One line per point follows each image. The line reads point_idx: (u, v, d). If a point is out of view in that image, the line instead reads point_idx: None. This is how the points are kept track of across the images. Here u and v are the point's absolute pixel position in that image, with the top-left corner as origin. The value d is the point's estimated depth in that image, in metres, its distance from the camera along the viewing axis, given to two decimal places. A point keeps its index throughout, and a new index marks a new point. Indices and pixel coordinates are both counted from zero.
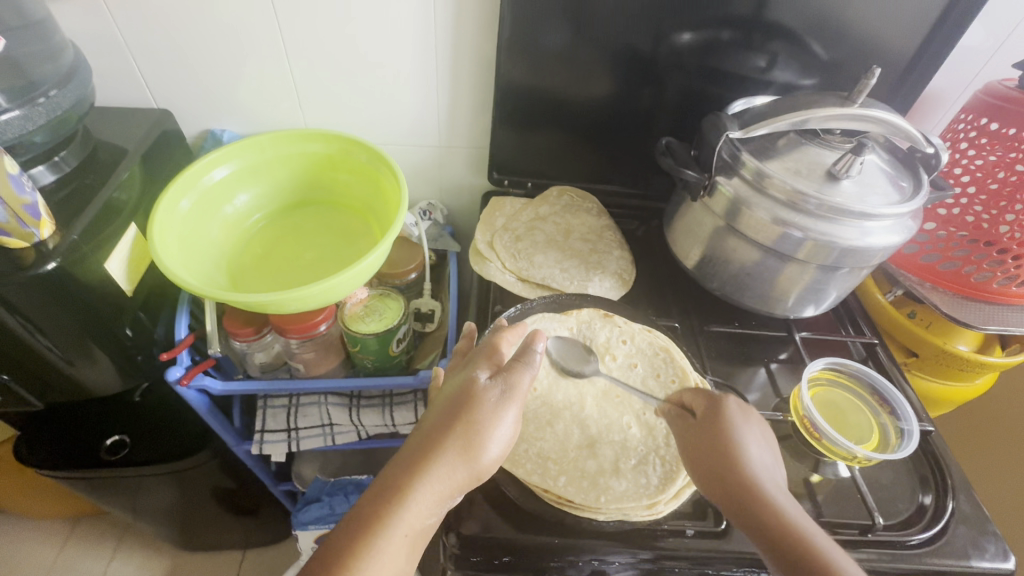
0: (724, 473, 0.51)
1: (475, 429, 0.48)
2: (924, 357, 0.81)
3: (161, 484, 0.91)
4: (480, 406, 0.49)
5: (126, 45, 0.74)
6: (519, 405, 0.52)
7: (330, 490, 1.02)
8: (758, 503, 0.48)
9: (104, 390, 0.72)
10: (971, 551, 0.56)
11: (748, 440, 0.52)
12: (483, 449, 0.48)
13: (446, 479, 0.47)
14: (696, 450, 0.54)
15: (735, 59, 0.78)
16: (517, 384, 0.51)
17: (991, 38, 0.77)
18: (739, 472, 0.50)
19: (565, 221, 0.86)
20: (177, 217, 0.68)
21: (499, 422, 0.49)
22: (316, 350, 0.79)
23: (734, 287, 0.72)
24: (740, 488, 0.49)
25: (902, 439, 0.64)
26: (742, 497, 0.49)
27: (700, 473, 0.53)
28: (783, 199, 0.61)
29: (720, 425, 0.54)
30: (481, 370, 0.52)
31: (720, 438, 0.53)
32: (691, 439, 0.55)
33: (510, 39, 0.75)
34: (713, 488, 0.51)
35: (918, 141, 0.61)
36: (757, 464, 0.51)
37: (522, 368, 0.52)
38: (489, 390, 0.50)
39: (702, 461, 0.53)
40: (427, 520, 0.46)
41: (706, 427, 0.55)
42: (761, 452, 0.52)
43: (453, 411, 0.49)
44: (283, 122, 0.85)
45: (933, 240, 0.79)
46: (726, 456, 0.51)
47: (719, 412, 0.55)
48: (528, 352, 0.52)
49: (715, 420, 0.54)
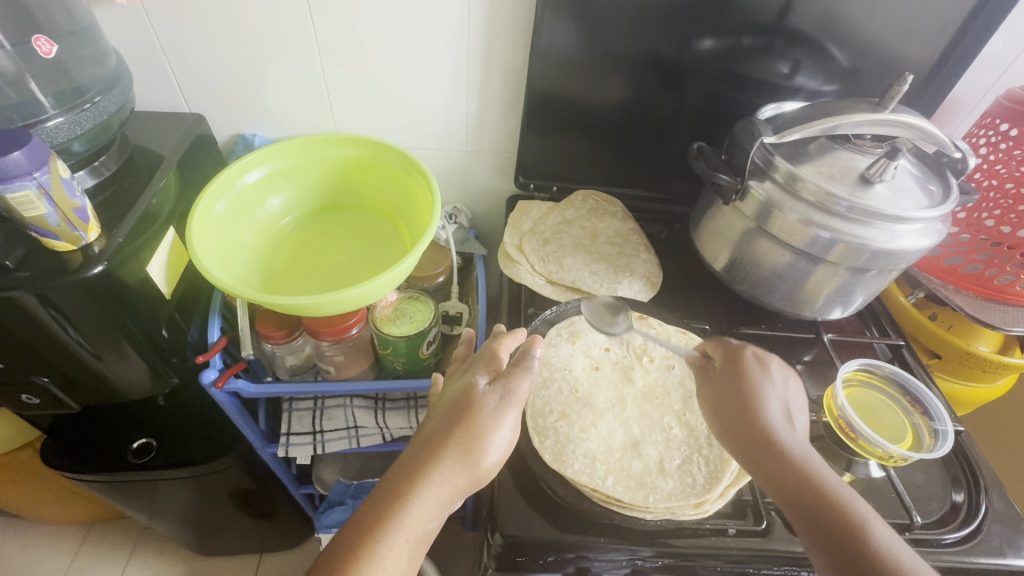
0: (743, 421, 0.53)
1: (476, 434, 0.48)
2: (946, 358, 0.82)
3: (185, 488, 0.91)
4: (480, 409, 0.49)
5: (162, 50, 0.75)
6: (518, 410, 0.51)
7: (353, 493, 0.99)
8: (774, 447, 0.50)
9: (139, 393, 0.73)
10: (1007, 549, 0.57)
11: (765, 390, 0.54)
12: (483, 453, 0.48)
13: (446, 483, 0.47)
14: (716, 400, 0.56)
15: (761, 66, 0.79)
16: (515, 390, 0.51)
17: (1011, 46, 0.78)
18: (757, 419, 0.52)
19: (591, 224, 0.87)
20: (212, 219, 0.68)
21: (499, 426, 0.49)
22: (347, 353, 0.80)
23: (764, 289, 0.73)
24: (759, 434, 0.51)
25: (936, 439, 0.64)
26: (760, 442, 0.51)
27: (722, 420, 0.54)
28: (814, 201, 0.62)
29: (738, 377, 0.56)
30: (480, 377, 0.52)
31: (739, 395, 0.54)
32: (712, 384, 0.58)
33: (545, 48, 0.76)
34: (732, 433, 0.53)
35: (946, 146, 0.63)
36: (774, 412, 0.53)
37: (520, 374, 0.52)
38: (488, 396, 0.50)
39: (721, 404, 0.55)
40: (429, 524, 0.46)
41: (725, 375, 0.57)
42: (778, 401, 0.54)
43: (453, 416, 0.49)
44: (312, 126, 0.86)
45: (956, 243, 0.80)
46: (745, 402, 0.54)
47: (736, 364, 0.57)
48: (526, 357, 0.53)
49: (732, 373, 0.56)
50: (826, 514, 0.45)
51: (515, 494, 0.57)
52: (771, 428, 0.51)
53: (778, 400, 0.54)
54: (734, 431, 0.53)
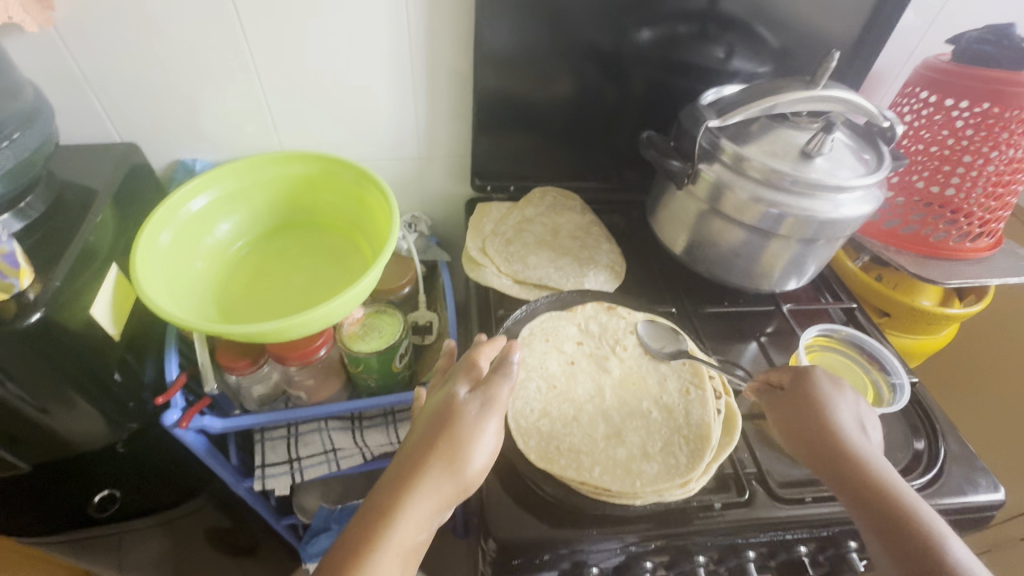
0: (821, 440, 0.54)
1: (458, 443, 0.47)
2: (896, 316, 0.86)
3: (153, 534, 0.86)
4: (462, 419, 0.48)
5: (86, 79, 0.71)
6: (502, 416, 0.51)
7: (339, 517, 0.95)
8: (853, 464, 0.52)
9: (92, 443, 0.69)
10: (967, 487, 0.61)
11: (838, 407, 0.56)
12: (467, 461, 0.47)
13: (433, 495, 0.46)
14: (787, 412, 0.58)
15: (698, 52, 0.81)
16: (496, 396, 0.50)
17: (920, 18, 0.84)
18: (834, 440, 0.54)
19: (552, 221, 0.88)
20: (157, 252, 0.65)
21: (482, 433, 0.48)
22: (316, 376, 0.77)
23: (723, 267, 0.76)
24: (834, 451, 0.53)
25: (895, 393, 0.69)
26: (836, 463, 0.53)
27: (791, 431, 0.57)
28: (760, 178, 0.65)
29: (810, 393, 0.58)
30: (460, 385, 0.52)
31: (812, 420, 0.56)
32: (786, 408, 0.58)
33: (488, 51, 0.76)
34: (801, 442, 0.56)
35: (876, 116, 0.67)
36: (849, 431, 0.55)
37: (500, 379, 0.51)
38: (469, 404, 0.49)
39: (798, 427, 0.57)
40: (418, 537, 0.46)
41: (797, 397, 0.58)
42: (850, 415, 0.56)
43: (434, 427, 0.48)
44: (257, 147, 0.83)
45: (893, 207, 0.85)
46: (825, 428, 0.55)
47: (812, 380, 0.59)
48: (505, 364, 0.51)
49: (802, 391, 0.58)
50: (902, 538, 0.46)
51: (504, 495, 0.58)
52: (848, 445, 0.53)
53: (856, 429, 0.55)
54: (809, 448, 0.55)
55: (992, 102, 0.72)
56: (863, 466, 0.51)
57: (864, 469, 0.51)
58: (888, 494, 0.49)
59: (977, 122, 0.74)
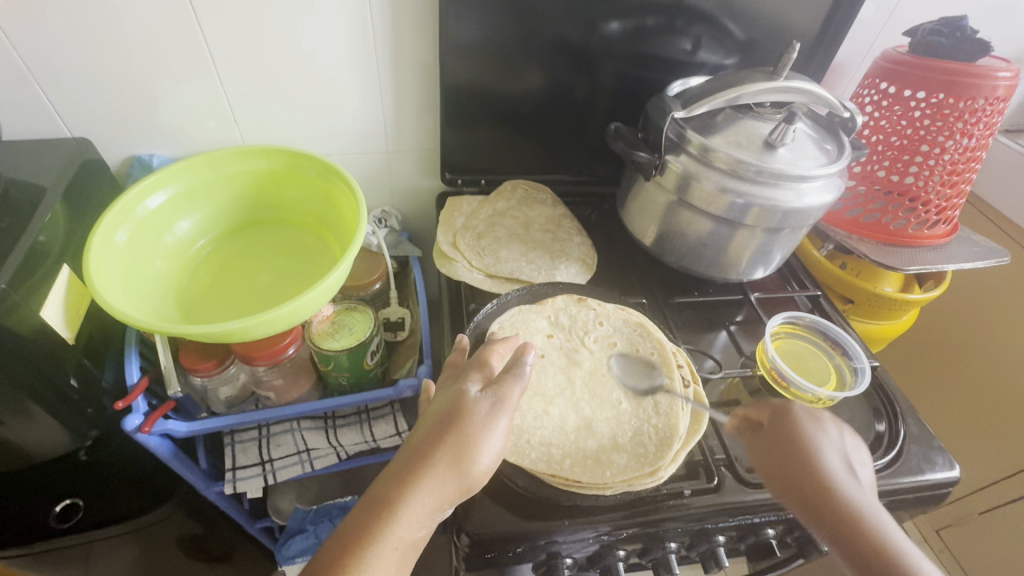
0: (805, 482, 0.53)
1: (466, 442, 0.47)
2: (859, 302, 0.88)
3: (121, 545, 0.84)
4: (472, 417, 0.48)
5: (30, 71, 0.68)
6: (511, 417, 0.50)
7: (314, 519, 0.95)
8: (839, 511, 0.50)
9: (49, 451, 0.66)
10: (924, 466, 0.63)
11: (824, 449, 0.55)
12: (474, 461, 0.47)
13: (436, 492, 0.46)
14: (768, 450, 0.57)
15: (665, 44, 0.81)
16: (506, 397, 0.49)
17: (879, 12, 0.86)
18: (819, 484, 0.52)
19: (523, 214, 0.88)
20: (114, 251, 0.62)
21: (491, 433, 0.48)
22: (286, 376, 0.76)
23: (692, 258, 0.77)
24: (820, 496, 0.51)
25: (856, 376, 0.71)
26: (817, 508, 0.51)
27: (771, 467, 0.56)
28: (725, 168, 0.65)
29: (796, 432, 0.56)
30: (472, 383, 0.51)
31: (796, 460, 0.54)
32: (767, 447, 0.57)
33: (454, 42, 0.75)
34: (783, 483, 0.54)
35: (837, 107, 0.68)
36: (837, 475, 0.52)
37: (512, 380, 0.51)
38: (480, 403, 0.49)
39: (778, 465, 0.55)
40: (418, 533, 0.45)
41: (777, 436, 0.57)
42: (836, 457, 0.54)
43: (442, 425, 0.48)
44: (218, 142, 0.80)
45: (855, 196, 0.87)
46: (808, 469, 0.53)
47: (790, 418, 0.58)
48: (518, 365, 0.51)
49: (782, 428, 0.57)
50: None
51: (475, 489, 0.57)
52: (834, 486, 0.51)
53: (842, 472, 0.53)
54: (790, 489, 0.53)
55: (947, 92, 0.74)
56: (853, 517, 0.49)
57: (848, 516, 0.49)
58: (879, 545, 0.47)
59: (932, 112, 0.76)
